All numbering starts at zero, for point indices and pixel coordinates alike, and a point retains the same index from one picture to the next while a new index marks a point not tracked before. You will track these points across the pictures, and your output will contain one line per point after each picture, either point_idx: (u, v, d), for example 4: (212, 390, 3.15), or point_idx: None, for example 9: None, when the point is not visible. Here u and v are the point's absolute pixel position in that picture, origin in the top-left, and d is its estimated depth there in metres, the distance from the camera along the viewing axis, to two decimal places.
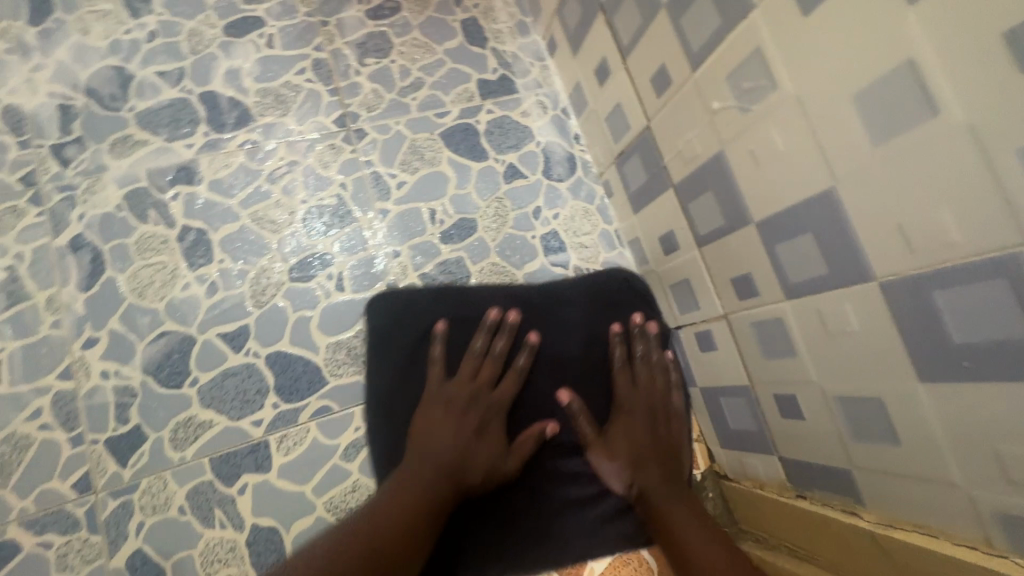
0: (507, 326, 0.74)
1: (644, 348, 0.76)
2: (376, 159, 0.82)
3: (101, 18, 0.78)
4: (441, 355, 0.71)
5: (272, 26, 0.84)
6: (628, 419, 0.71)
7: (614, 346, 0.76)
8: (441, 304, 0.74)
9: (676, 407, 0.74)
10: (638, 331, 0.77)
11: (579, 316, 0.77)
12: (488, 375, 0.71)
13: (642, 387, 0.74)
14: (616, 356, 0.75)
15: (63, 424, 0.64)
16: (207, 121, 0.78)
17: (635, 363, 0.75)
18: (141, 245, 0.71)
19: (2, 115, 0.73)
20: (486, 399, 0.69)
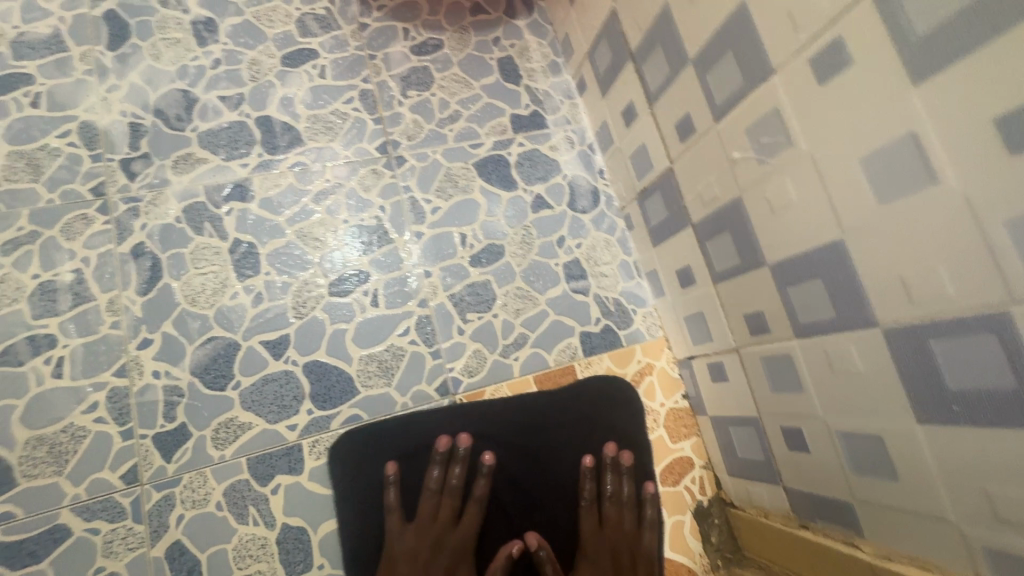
0: (460, 454, 0.75)
1: (612, 482, 0.78)
2: (413, 185, 0.87)
3: (172, 47, 0.86)
4: (396, 501, 0.73)
5: (325, 58, 0.91)
6: (597, 564, 0.73)
7: (584, 484, 0.77)
8: (405, 434, 0.76)
9: (643, 538, 0.76)
10: (603, 462, 0.79)
11: (551, 422, 0.80)
12: (448, 513, 0.73)
13: (607, 526, 0.76)
14: (586, 491, 0.77)
15: (116, 418, 0.69)
16: (262, 143, 0.84)
17: (603, 500, 0.77)
18: (197, 255, 0.77)
19: (78, 130, 0.79)
20: (451, 543, 0.71)
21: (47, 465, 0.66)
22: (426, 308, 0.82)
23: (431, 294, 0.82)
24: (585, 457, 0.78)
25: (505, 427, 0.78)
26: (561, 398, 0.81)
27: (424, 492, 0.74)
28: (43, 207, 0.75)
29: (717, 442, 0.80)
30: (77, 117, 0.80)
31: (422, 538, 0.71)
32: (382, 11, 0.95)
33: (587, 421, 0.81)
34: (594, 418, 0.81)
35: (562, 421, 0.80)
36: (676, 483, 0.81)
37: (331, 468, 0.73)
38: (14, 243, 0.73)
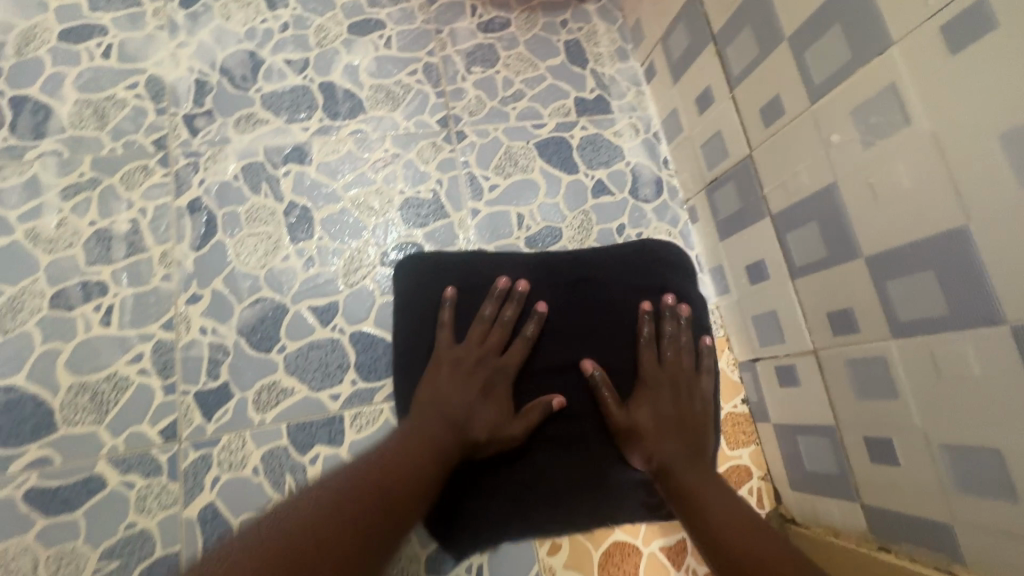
0: (516, 295, 0.72)
1: (669, 323, 0.75)
2: (473, 160, 0.85)
3: (242, 8, 0.85)
4: (450, 318, 0.71)
5: (391, 29, 0.90)
6: (651, 396, 0.70)
7: (642, 326, 0.74)
8: (460, 271, 0.75)
9: (695, 388, 0.72)
10: (663, 308, 0.75)
11: (606, 291, 0.76)
12: (497, 342, 0.70)
13: (665, 365, 0.72)
14: (643, 332, 0.73)
15: (160, 372, 0.67)
16: (323, 108, 0.83)
17: (661, 342, 0.74)
18: (252, 215, 0.76)
19: (145, 83, 0.79)
20: (498, 371, 0.69)
21: (88, 414, 0.65)
22: None
23: None
24: (645, 300, 0.76)
25: (569, 276, 0.77)
26: (620, 250, 0.79)
27: (476, 320, 0.71)
28: (105, 154, 0.74)
29: (780, 452, 0.75)
30: (144, 69, 0.79)
31: (473, 354, 0.69)
32: None
33: (645, 274, 0.77)
34: (649, 276, 0.78)
35: (617, 275, 0.78)
36: None
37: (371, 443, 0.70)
38: (74, 188, 0.72)
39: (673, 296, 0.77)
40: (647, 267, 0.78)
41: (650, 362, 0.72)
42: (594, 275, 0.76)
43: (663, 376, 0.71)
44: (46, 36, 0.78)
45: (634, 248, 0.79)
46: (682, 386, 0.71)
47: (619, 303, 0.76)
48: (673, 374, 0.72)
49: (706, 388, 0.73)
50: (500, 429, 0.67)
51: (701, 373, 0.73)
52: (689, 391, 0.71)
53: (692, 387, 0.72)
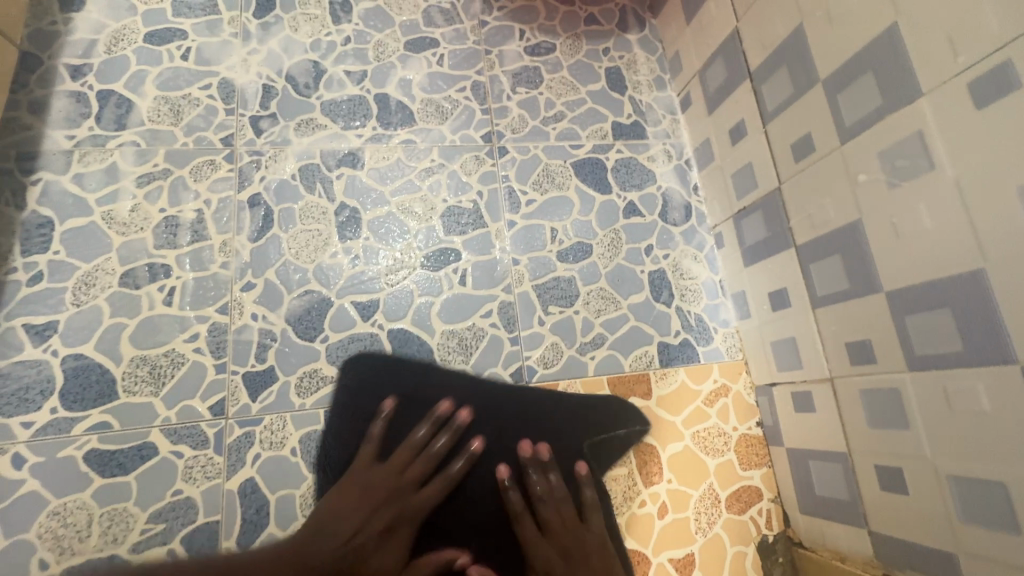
0: (455, 424, 0.72)
1: (552, 477, 0.72)
2: (512, 175, 0.90)
3: (309, 21, 0.92)
4: (379, 434, 0.71)
5: (445, 47, 0.95)
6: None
7: (509, 491, 0.71)
8: (399, 380, 0.74)
9: (586, 559, 0.68)
10: (533, 459, 0.73)
11: (546, 410, 0.76)
12: (416, 476, 0.69)
13: (550, 532, 0.70)
14: (511, 500, 0.70)
15: (213, 351, 0.73)
16: (377, 118, 0.89)
17: (535, 503, 0.71)
18: (306, 212, 0.81)
19: (218, 84, 0.85)
20: (406, 509, 0.67)
21: (146, 385, 0.70)
22: (509, 294, 0.83)
23: (517, 282, 0.83)
24: (523, 441, 0.73)
25: (489, 412, 0.75)
26: (564, 399, 0.77)
27: (404, 444, 0.71)
28: (177, 148, 0.81)
29: (791, 476, 0.77)
30: (217, 72, 0.86)
31: (382, 488, 0.67)
32: (503, 12, 1.00)
33: (579, 421, 0.76)
34: (575, 425, 0.76)
35: (550, 410, 0.76)
36: (741, 512, 0.78)
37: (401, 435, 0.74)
38: (148, 177, 0.79)
39: (547, 448, 0.73)
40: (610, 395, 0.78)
41: (530, 532, 0.69)
42: (522, 399, 0.76)
43: (547, 543, 0.69)
44: (133, 37, 0.85)
45: (595, 398, 0.78)
46: (573, 553, 0.68)
47: (501, 449, 0.73)
48: (558, 543, 0.69)
49: (608, 573, 0.68)
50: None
51: (588, 519, 0.71)
52: (590, 559, 0.68)
53: (602, 552, 0.69)
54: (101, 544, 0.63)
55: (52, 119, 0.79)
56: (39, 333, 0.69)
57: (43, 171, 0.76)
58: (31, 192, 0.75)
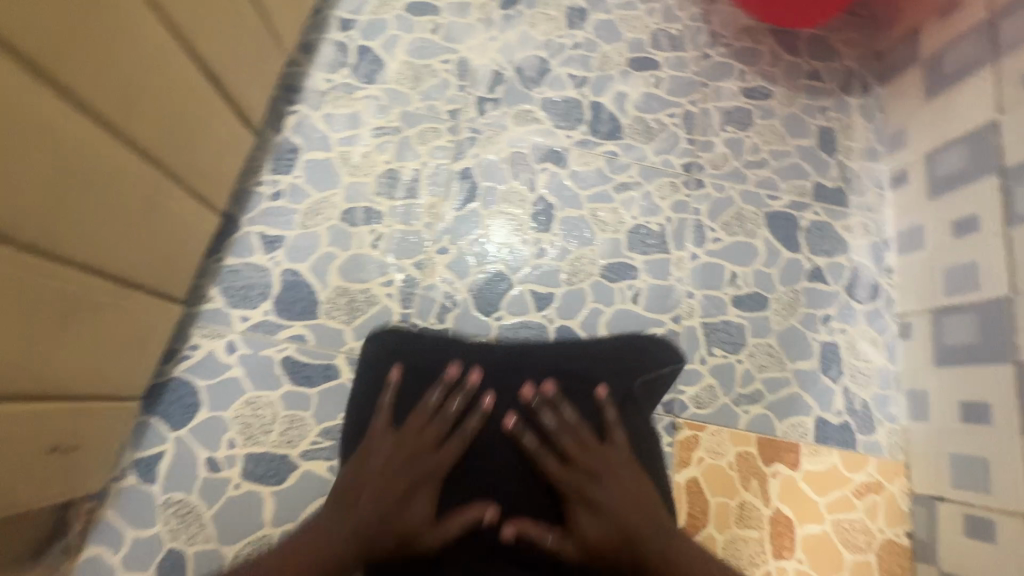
0: (466, 388, 0.71)
1: (564, 411, 0.72)
2: (703, 209, 0.89)
3: (547, 22, 0.97)
4: (389, 403, 0.70)
5: (665, 72, 0.97)
6: (588, 503, 0.67)
7: (524, 436, 0.71)
8: (404, 352, 0.74)
9: (612, 479, 0.68)
10: (538, 398, 0.72)
11: (558, 355, 0.76)
12: (434, 436, 0.69)
13: (572, 461, 0.70)
14: (529, 443, 0.71)
15: (402, 301, 0.78)
16: (588, 124, 0.91)
17: (550, 438, 0.71)
18: (506, 195, 0.85)
19: (456, 61, 0.92)
20: (428, 468, 0.67)
21: (342, 314, 0.76)
22: (676, 325, 0.82)
23: (687, 315, 0.83)
24: (524, 385, 0.73)
25: (501, 364, 0.75)
26: (584, 346, 0.77)
27: (418, 409, 0.70)
28: (411, 110, 0.88)
29: None
30: (458, 51, 0.93)
31: (406, 449, 0.67)
32: (728, 50, 1.00)
33: (583, 355, 0.76)
34: (580, 368, 0.76)
35: (555, 361, 0.76)
36: None
37: None
38: (382, 130, 0.86)
39: (550, 384, 0.73)
40: (626, 342, 0.78)
41: (557, 470, 0.69)
42: (530, 352, 0.76)
43: (574, 480, 0.69)
44: (396, 3, 0.93)
45: (617, 342, 0.78)
46: (601, 474, 0.68)
47: (508, 399, 0.73)
48: (582, 468, 0.69)
49: (649, 502, 0.68)
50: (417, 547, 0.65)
51: (609, 436, 0.72)
52: (623, 470, 0.69)
53: (628, 474, 0.69)
54: (278, 442, 0.70)
55: (317, 61, 0.88)
56: (269, 244, 0.77)
57: (300, 104, 0.85)
58: (288, 120, 0.84)
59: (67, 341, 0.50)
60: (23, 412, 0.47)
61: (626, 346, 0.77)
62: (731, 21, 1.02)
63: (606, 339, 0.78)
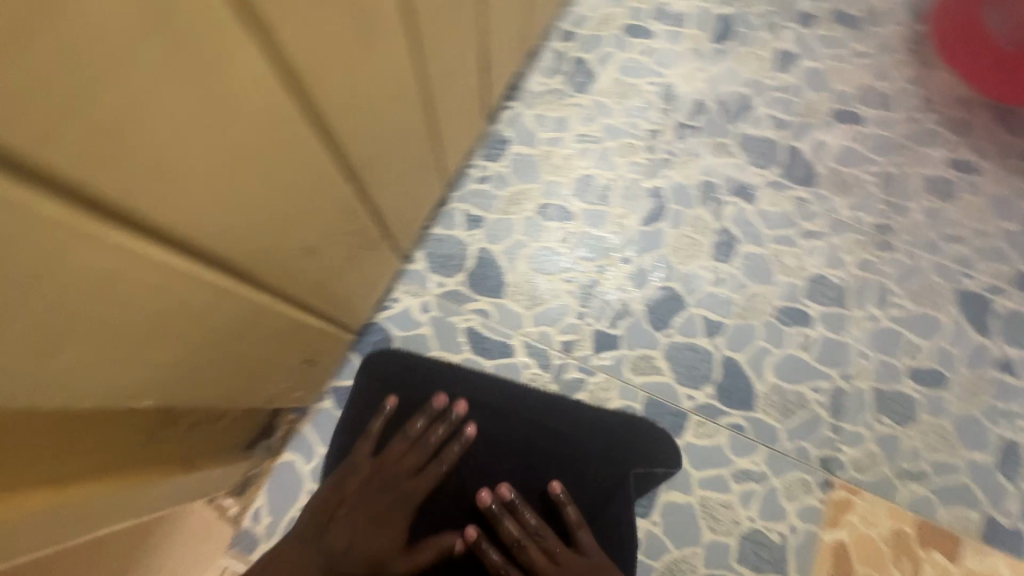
0: (450, 418, 0.70)
1: (525, 515, 0.69)
2: (890, 274, 0.87)
3: (756, 61, 0.99)
4: (377, 429, 0.68)
5: (868, 129, 0.95)
6: None
7: (487, 552, 0.67)
8: (402, 380, 0.75)
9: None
10: (501, 501, 0.69)
11: (534, 440, 0.74)
12: (413, 464, 0.68)
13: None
14: (492, 559, 0.67)
15: (580, 299, 0.82)
16: (782, 167, 0.92)
17: (515, 547, 0.67)
18: (692, 220, 0.88)
19: (662, 85, 0.95)
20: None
21: (524, 299, 0.82)
22: (845, 382, 0.81)
23: (857, 375, 0.81)
24: (480, 492, 0.69)
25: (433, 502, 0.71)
26: (562, 434, 0.75)
27: (399, 437, 0.69)
28: (614, 124, 0.92)
29: None
30: (666, 76, 0.96)
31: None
32: (938, 117, 0.97)
33: (555, 444, 0.74)
34: (551, 461, 0.74)
35: (535, 438, 0.75)
36: None
37: (704, 452, 0.77)
38: (585, 138, 0.91)
39: (507, 487, 0.69)
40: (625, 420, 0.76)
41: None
42: (520, 415, 0.75)
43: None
44: (615, 24, 0.99)
45: (610, 417, 0.76)
46: None
47: (462, 510, 0.70)
48: None
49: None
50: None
51: (579, 541, 0.68)
52: None
53: None
54: None
55: (538, 66, 0.94)
56: (472, 222, 0.84)
57: (516, 101, 0.92)
58: (504, 114, 0.91)
59: (348, 270, 0.58)
60: (309, 321, 0.55)
61: (609, 440, 0.75)
62: (947, 88, 0.99)
63: (608, 413, 0.77)
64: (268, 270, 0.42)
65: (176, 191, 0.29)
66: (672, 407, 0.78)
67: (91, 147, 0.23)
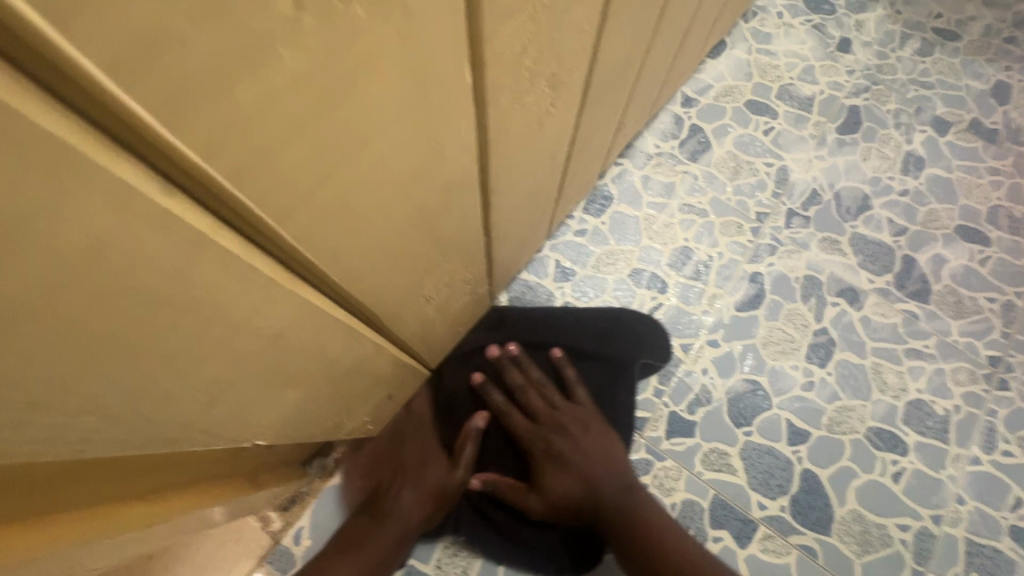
0: None
1: (530, 370, 0.75)
2: (1001, 415, 0.79)
3: (880, 159, 0.94)
4: None
5: (996, 251, 0.88)
6: (555, 461, 0.71)
7: (490, 394, 0.73)
8: None
9: (578, 435, 0.72)
10: (504, 357, 0.75)
11: (527, 322, 0.78)
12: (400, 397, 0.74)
13: (539, 419, 0.73)
14: (495, 400, 0.73)
15: (659, 376, 0.79)
16: (895, 274, 0.86)
17: (522, 393, 0.74)
18: (790, 314, 0.83)
19: (777, 167, 0.92)
20: (409, 429, 0.73)
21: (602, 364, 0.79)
22: (935, 526, 0.74)
23: (950, 520, 0.74)
24: (491, 346, 0.76)
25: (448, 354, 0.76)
26: (553, 316, 0.79)
27: None
28: (721, 199, 0.89)
29: None
30: (783, 158, 0.92)
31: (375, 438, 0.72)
32: None
33: (542, 325, 0.78)
34: (542, 334, 0.78)
35: (525, 320, 0.78)
36: None
37: (768, 570, 0.71)
38: (690, 209, 0.88)
39: (515, 344, 0.76)
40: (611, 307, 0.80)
41: (522, 425, 0.73)
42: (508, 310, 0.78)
43: (539, 435, 0.72)
44: (738, 97, 0.96)
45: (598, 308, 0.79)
46: (581, 429, 0.72)
47: (472, 360, 0.76)
48: (554, 421, 0.72)
49: (615, 461, 0.71)
50: (419, 528, 0.68)
51: (575, 394, 0.75)
52: (596, 427, 0.72)
53: (601, 430, 0.72)
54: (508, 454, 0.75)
55: (653, 126, 0.93)
56: (561, 273, 0.82)
57: (625, 158, 0.90)
58: (612, 169, 0.89)
59: (449, 316, 0.56)
60: (404, 364, 0.53)
61: (595, 319, 0.79)
62: None
63: (605, 310, 0.79)
64: (393, 320, 0.41)
65: (359, 250, 0.28)
66: (740, 513, 0.73)
67: (319, 216, 0.22)
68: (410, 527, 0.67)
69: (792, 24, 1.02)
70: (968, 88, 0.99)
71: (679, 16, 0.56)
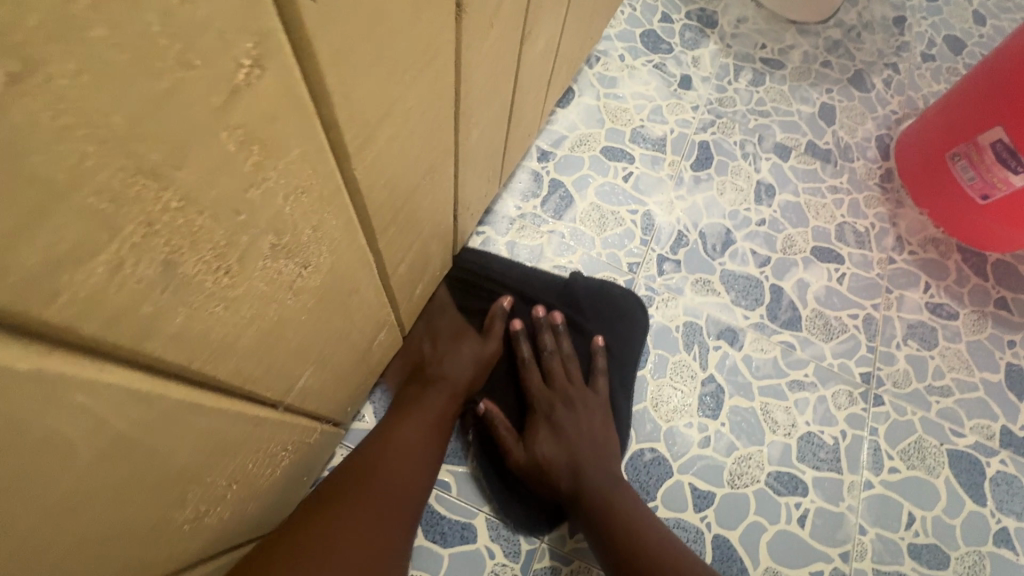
0: None
1: (563, 341, 0.76)
2: (881, 432, 0.81)
3: (734, 191, 0.95)
4: None
5: (849, 267, 0.92)
6: (551, 424, 0.69)
7: (519, 344, 0.75)
8: None
9: (584, 411, 0.71)
10: (545, 322, 0.77)
11: (559, 302, 0.80)
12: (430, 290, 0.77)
13: (553, 382, 0.73)
14: (521, 351, 0.74)
15: None
16: (766, 307, 0.86)
17: (544, 358, 0.75)
18: (676, 367, 0.80)
19: (641, 214, 0.90)
20: (436, 309, 0.76)
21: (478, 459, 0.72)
22: (844, 564, 0.73)
23: (857, 555, 0.74)
24: (536, 306, 0.78)
25: (488, 274, 0.80)
26: (586, 298, 0.81)
27: None
28: (592, 254, 0.85)
29: None
30: (645, 204, 0.91)
31: None
32: (913, 257, 0.95)
33: (578, 306, 0.80)
34: (580, 314, 0.80)
35: (563, 292, 0.81)
36: None
37: None
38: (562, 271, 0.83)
39: (559, 314, 0.78)
40: (632, 296, 0.82)
41: (537, 383, 0.72)
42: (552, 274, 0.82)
43: (548, 397, 0.72)
44: (593, 145, 0.94)
45: (622, 295, 0.82)
46: (583, 408, 0.71)
47: (519, 311, 0.78)
48: (563, 392, 0.72)
49: (608, 441, 0.69)
50: (466, 391, 0.70)
51: (595, 385, 0.74)
52: (602, 416, 0.71)
53: (605, 420, 0.71)
54: None
55: (511, 187, 0.87)
56: None
57: (487, 226, 0.84)
58: (473, 239, 0.83)
59: (270, 488, 0.45)
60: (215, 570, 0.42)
61: (625, 306, 0.81)
62: (919, 227, 0.97)
63: (625, 296, 0.82)
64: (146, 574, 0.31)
65: None
66: None
67: None
68: (458, 387, 0.69)
69: (634, 65, 1.03)
70: (800, 113, 1.04)
71: (489, 96, 0.50)
